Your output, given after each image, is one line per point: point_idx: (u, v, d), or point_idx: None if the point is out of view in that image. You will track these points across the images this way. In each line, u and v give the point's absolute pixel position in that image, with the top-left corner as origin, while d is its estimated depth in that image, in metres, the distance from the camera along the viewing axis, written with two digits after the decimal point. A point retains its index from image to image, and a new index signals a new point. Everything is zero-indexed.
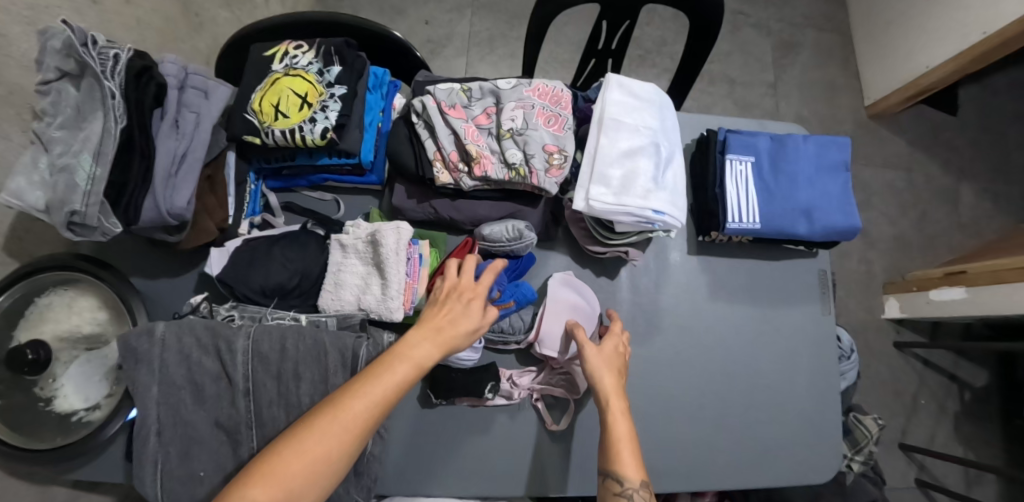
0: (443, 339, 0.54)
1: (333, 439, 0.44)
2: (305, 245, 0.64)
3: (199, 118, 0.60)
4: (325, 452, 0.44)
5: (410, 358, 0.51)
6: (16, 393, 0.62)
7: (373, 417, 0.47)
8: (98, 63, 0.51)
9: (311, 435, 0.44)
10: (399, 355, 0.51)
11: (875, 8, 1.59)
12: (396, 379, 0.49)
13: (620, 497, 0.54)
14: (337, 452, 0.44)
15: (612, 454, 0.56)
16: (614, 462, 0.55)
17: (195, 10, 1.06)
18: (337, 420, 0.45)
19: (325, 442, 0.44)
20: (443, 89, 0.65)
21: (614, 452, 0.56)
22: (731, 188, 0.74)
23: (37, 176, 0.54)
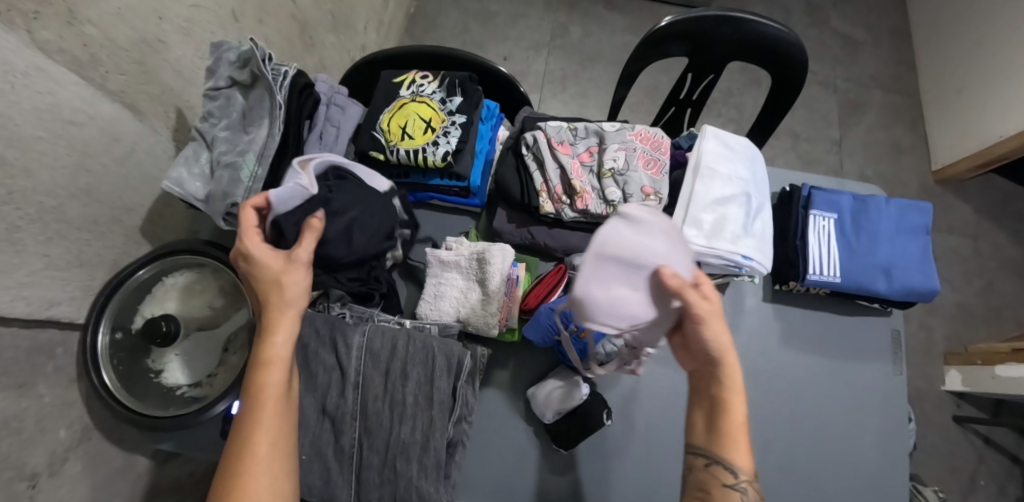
0: (286, 325, 0.52)
1: (272, 472, 0.48)
2: (374, 204, 0.62)
3: (338, 132, 0.70)
4: (274, 486, 0.48)
5: (272, 364, 0.51)
6: (135, 361, 0.71)
7: (281, 437, 0.50)
8: (271, 76, 0.60)
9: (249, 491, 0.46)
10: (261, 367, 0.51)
11: (945, 76, 1.61)
12: (278, 386, 0.51)
13: (730, 489, 0.51)
14: (279, 477, 0.49)
15: (721, 440, 0.52)
16: (728, 450, 0.51)
17: (311, 33, 1.17)
18: (254, 466, 0.47)
19: (268, 487, 0.47)
20: (553, 126, 0.72)
21: (732, 442, 0.52)
22: (813, 241, 0.76)
23: (196, 169, 0.61)
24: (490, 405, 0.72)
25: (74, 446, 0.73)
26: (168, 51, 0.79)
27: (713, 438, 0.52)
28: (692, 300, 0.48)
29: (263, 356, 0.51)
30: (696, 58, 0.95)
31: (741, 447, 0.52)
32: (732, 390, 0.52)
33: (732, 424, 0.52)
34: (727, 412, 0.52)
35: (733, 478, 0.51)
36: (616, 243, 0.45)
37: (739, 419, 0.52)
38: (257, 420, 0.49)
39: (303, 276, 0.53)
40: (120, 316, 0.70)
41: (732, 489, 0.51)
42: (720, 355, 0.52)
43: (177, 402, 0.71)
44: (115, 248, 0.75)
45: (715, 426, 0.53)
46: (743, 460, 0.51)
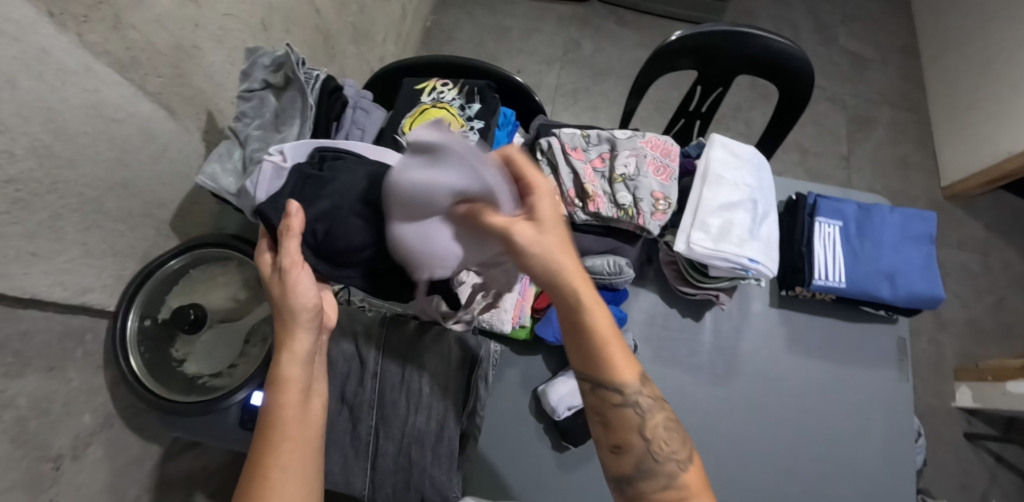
0: (299, 346, 0.54)
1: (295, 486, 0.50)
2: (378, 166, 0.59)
3: (363, 134, 0.72)
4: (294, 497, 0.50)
5: (287, 384, 0.52)
6: (160, 349, 0.74)
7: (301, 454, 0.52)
8: (304, 79, 0.64)
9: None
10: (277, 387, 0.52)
11: (952, 95, 1.63)
12: (295, 406, 0.52)
13: (623, 408, 0.53)
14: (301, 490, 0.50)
15: (607, 366, 0.53)
16: (612, 373, 0.53)
17: (333, 44, 1.23)
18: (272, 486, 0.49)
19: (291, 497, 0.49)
20: (567, 132, 0.75)
21: (605, 360, 0.53)
22: (819, 247, 0.77)
23: (229, 165, 0.64)
24: (501, 400, 0.73)
25: (97, 431, 0.76)
26: (202, 57, 0.84)
27: (585, 360, 0.54)
28: (514, 231, 0.48)
29: (278, 376, 0.52)
30: (705, 72, 0.99)
31: (618, 363, 0.53)
32: (591, 310, 0.51)
33: (603, 341, 0.52)
34: (593, 336, 0.52)
35: (620, 395, 0.53)
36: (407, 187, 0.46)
37: (605, 333, 0.52)
38: (274, 442, 0.50)
39: (306, 274, 0.54)
40: (149, 305, 0.73)
41: (625, 407, 0.53)
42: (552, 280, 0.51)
43: (200, 390, 0.74)
44: (146, 240, 0.78)
45: (589, 354, 0.53)
46: (625, 376, 0.53)
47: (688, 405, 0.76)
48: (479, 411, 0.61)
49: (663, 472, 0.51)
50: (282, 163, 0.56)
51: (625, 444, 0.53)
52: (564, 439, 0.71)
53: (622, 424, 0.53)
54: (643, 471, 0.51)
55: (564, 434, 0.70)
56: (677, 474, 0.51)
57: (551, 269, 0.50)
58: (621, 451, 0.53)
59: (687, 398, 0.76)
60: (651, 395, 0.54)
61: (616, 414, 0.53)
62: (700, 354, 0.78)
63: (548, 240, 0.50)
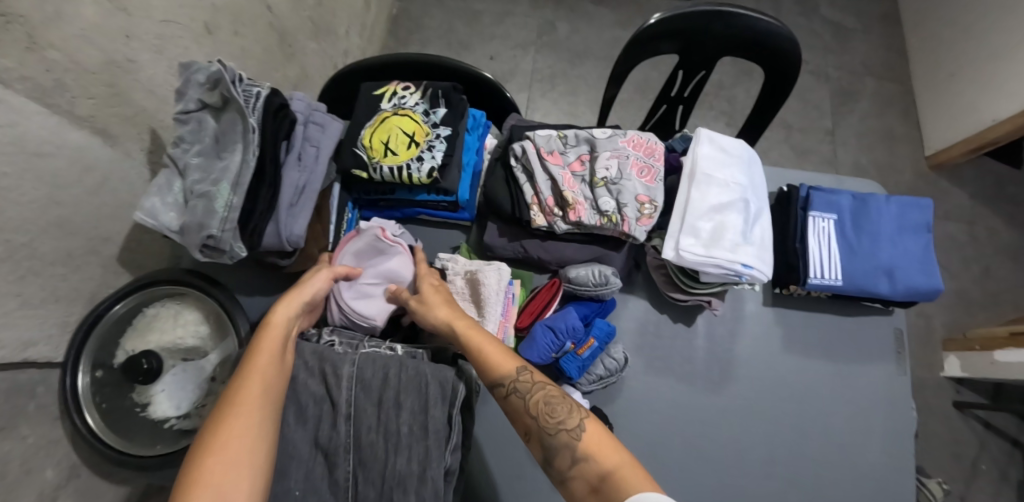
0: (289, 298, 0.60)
1: (246, 418, 0.49)
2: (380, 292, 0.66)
3: (318, 151, 0.65)
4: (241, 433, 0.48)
5: (270, 325, 0.56)
6: (119, 398, 0.68)
7: (270, 381, 0.53)
8: (243, 98, 0.57)
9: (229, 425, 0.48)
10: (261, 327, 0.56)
11: (936, 61, 1.60)
12: (275, 344, 0.55)
13: (511, 396, 0.54)
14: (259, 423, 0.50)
15: (481, 366, 0.56)
16: (487, 369, 0.55)
17: (290, 41, 1.14)
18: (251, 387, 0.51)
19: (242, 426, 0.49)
20: (542, 135, 0.69)
21: (485, 364, 0.56)
22: (813, 243, 0.74)
23: (170, 198, 0.59)
24: (491, 424, 0.70)
25: (62, 486, 0.71)
26: (139, 71, 0.76)
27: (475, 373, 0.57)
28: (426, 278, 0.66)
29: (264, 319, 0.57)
30: (687, 55, 0.93)
31: (494, 358, 0.56)
32: (472, 336, 0.58)
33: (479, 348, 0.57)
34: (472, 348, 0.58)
35: (502, 386, 0.55)
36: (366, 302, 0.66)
37: (482, 344, 0.58)
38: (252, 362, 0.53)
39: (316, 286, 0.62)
40: (102, 351, 0.67)
41: (510, 396, 0.54)
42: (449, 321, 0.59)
43: (168, 436, 0.69)
44: (93, 280, 0.72)
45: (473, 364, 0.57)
46: (500, 366, 0.55)
47: (685, 414, 0.74)
48: None
49: (562, 445, 0.51)
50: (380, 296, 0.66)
51: (527, 430, 0.54)
52: None
53: (514, 412, 0.54)
54: (551, 450, 0.51)
55: None
56: (573, 442, 0.50)
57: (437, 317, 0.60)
58: (529, 437, 0.54)
59: (684, 407, 0.74)
60: (531, 377, 0.55)
61: (506, 404, 0.54)
62: (694, 361, 0.75)
63: (433, 293, 0.63)
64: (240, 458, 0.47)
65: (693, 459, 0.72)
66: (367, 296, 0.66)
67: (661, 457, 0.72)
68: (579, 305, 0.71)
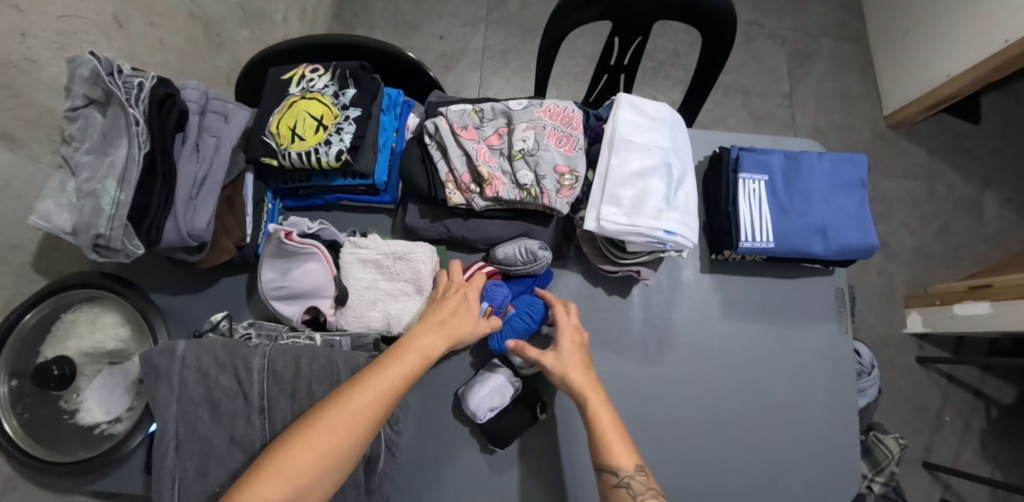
0: (441, 331, 0.58)
1: (337, 431, 0.46)
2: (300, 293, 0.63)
3: (220, 142, 0.62)
4: (340, 442, 0.46)
5: (404, 355, 0.53)
6: (43, 406, 0.66)
7: (363, 416, 0.48)
8: (123, 91, 0.54)
9: (320, 424, 0.46)
10: (394, 353, 0.53)
11: (891, 17, 1.58)
12: (411, 371, 0.53)
13: (618, 488, 0.56)
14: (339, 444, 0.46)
15: (601, 448, 0.58)
16: (608, 456, 0.57)
17: (217, 31, 1.09)
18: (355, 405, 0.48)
19: (328, 440, 0.46)
20: (456, 110, 0.67)
21: (610, 448, 0.57)
22: (744, 206, 0.73)
23: (64, 199, 0.56)
24: (426, 408, 0.69)
25: None
26: (39, 69, 0.72)
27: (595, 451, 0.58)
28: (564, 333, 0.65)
29: (402, 345, 0.54)
30: (619, 22, 0.90)
31: (612, 443, 0.58)
32: (601, 417, 0.59)
33: (603, 431, 0.58)
34: (594, 427, 0.59)
35: (615, 475, 0.56)
36: (291, 306, 0.64)
37: (607, 425, 0.59)
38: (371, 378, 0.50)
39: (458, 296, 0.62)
40: (18, 361, 0.66)
41: (619, 487, 0.56)
42: (582, 393, 0.61)
43: (97, 441, 0.68)
44: (6, 289, 0.70)
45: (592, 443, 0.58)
46: (622, 457, 0.57)
47: (624, 386, 0.73)
48: (389, 429, 0.58)
49: None
50: (302, 298, 0.64)
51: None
52: (491, 442, 0.67)
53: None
54: None
55: (493, 440, 0.66)
56: None
57: (569, 377, 0.62)
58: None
59: (622, 379, 0.73)
60: (647, 481, 0.56)
61: (613, 493, 0.56)
62: (631, 332, 0.75)
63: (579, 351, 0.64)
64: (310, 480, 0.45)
65: (634, 430, 0.72)
66: (294, 299, 0.64)
67: None
68: (513, 283, 0.71)
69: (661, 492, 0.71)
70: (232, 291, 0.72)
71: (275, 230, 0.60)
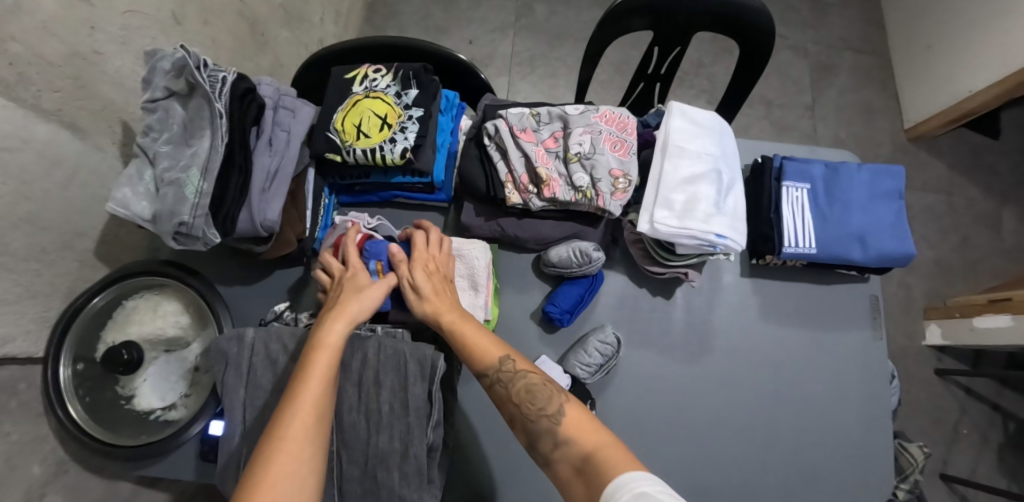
0: (345, 314, 0.56)
1: (308, 401, 0.48)
2: None
3: (290, 136, 0.64)
4: (313, 399, 0.49)
5: (325, 347, 0.53)
6: (103, 391, 0.68)
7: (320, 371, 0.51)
8: (208, 84, 0.56)
9: (303, 393, 0.49)
10: (314, 349, 0.53)
11: (912, 33, 1.61)
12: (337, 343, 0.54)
13: (495, 383, 0.56)
14: (316, 410, 0.49)
15: (474, 352, 0.57)
16: (475, 352, 0.57)
17: (261, 30, 1.12)
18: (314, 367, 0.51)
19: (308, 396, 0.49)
20: (514, 113, 0.69)
21: (474, 347, 0.58)
22: (787, 213, 0.75)
23: (141, 187, 0.58)
24: (475, 402, 0.71)
25: (50, 481, 0.72)
26: (106, 63, 0.75)
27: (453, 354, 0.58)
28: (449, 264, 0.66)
29: (319, 340, 0.53)
30: (660, 32, 0.93)
31: (482, 344, 0.58)
32: (459, 325, 0.59)
33: (455, 322, 0.59)
34: (453, 329, 0.59)
35: (489, 375, 0.56)
36: None
37: (467, 328, 0.59)
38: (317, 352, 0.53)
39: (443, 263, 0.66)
40: (82, 346, 0.68)
41: (495, 385, 0.56)
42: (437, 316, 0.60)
43: (152, 427, 0.69)
44: (69, 275, 0.72)
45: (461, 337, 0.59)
46: (491, 351, 0.57)
47: (666, 386, 0.75)
48: (447, 420, 0.59)
49: (544, 430, 0.53)
50: None
51: (512, 417, 0.56)
52: None
53: (499, 398, 0.56)
54: (534, 435, 0.54)
55: None
56: (554, 426, 0.53)
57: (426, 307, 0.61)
58: (514, 423, 0.56)
59: (665, 379, 0.75)
60: (514, 366, 0.57)
61: (492, 390, 0.56)
62: (674, 333, 0.77)
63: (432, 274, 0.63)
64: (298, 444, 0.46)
65: (675, 429, 0.74)
66: None
67: (643, 429, 0.73)
68: (571, 284, 0.72)
69: (701, 490, 0.73)
70: (287, 283, 0.74)
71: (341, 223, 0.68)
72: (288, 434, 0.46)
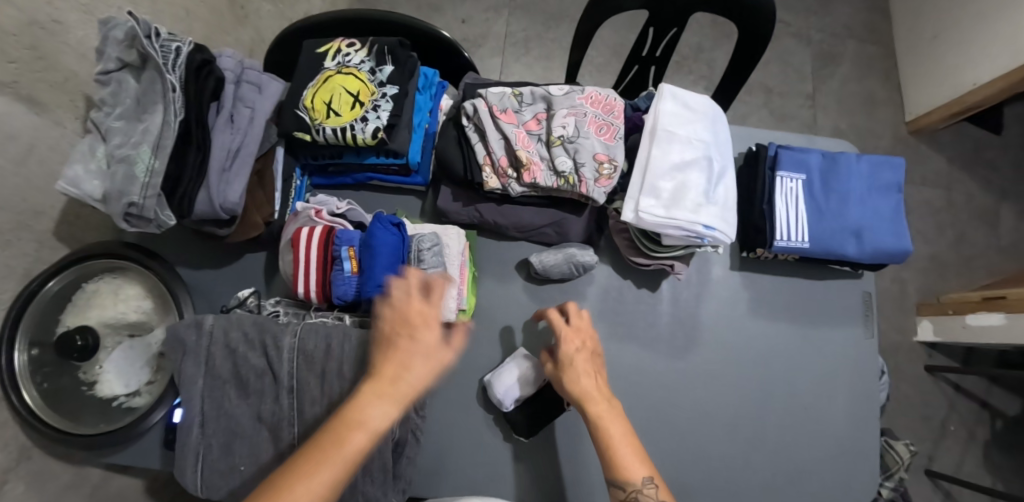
0: (395, 395, 0.48)
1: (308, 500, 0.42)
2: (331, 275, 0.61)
3: (254, 113, 0.60)
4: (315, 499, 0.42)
5: (365, 427, 0.46)
6: (62, 377, 0.66)
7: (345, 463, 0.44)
8: (160, 55, 0.52)
9: (318, 474, 0.43)
10: (351, 426, 0.45)
11: (919, 22, 1.55)
12: (349, 450, 0.44)
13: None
14: None
15: (610, 462, 0.53)
16: (619, 469, 0.53)
17: (241, 3, 1.07)
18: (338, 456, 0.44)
19: (325, 480, 0.43)
20: (495, 92, 0.65)
21: (617, 460, 0.53)
22: (781, 205, 0.72)
23: (93, 165, 0.54)
24: (451, 394, 0.68)
25: (11, 467, 0.70)
26: (65, 32, 0.70)
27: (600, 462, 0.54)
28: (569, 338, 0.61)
29: (359, 416, 0.46)
30: (655, 12, 0.88)
31: (629, 458, 0.53)
32: (608, 426, 0.55)
33: (609, 440, 0.54)
34: (604, 438, 0.54)
35: (624, 490, 0.52)
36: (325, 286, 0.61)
37: (616, 435, 0.54)
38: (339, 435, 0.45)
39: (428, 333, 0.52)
40: (40, 329, 0.64)
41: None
42: (582, 404, 0.56)
43: (116, 414, 0.67)
44: (27, 256, 0.69)
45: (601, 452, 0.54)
46: (631, 471, 0.53)
47: (649, 380, 0.73)
48: (416, 414, 0.57)
49: None
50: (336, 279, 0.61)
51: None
52: (516, 431, 0.66)
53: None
54: None
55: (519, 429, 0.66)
56: None
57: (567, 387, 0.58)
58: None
59: (648, 374, 0.73)
60: (657, 494, 0.52)
61: None
62: (659, 327, 0.74)
63: (582, 358, 0.60)
64: None
65: (657, 425, 0.72)
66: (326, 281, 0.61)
67: None
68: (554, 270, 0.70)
69: (681, 489, 0.71)
70: (256, 268, 0.71)
71: (305, 209, 0.63)
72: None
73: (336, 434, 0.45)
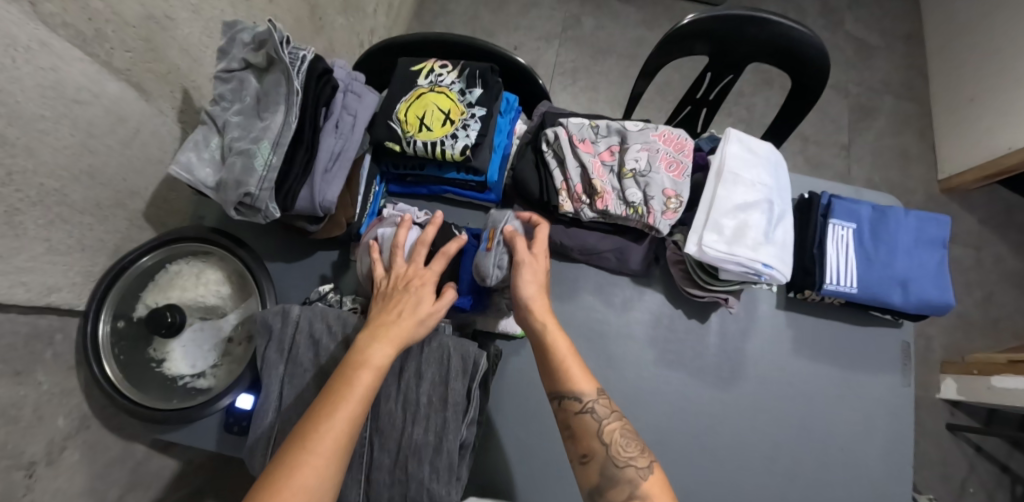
0: (394, 337, 0.54)
1: (340, 423, 0.48)
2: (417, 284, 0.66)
3: (355, 121, 0.65)
4: (340, 432, 0.47)
5: (371, 365, 0.52)
6: (136, 352, 0.68)
7: (361, 396, 0.50)
8: (289, 60, 0.56)
9: (340, 410, 0.48)
10: (356, 365, 0.52)
11: (956, 85, 1.60)
12: (365, 391, 0.50)
13: (583, 414, 0.57)
14: (336, 450, 0.47)
15: (564, 377, 0.58)
16: (572, 383, 0.58)
17: (320, 14, 1.13)
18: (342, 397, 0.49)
19: (346, 414, 0.48)
20: (575, 122, 0.70)
21: (570, 373, 0.58)
22: (831, 251, 0.75)
23: (206, 154, 0.58)
24: (504, 403, 0.71)
25: (72, 434, 0.72)
26: (176, 29, 0.74)
27: (551, 376, 0.59)
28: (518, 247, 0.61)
29: (364, 356, 0.52)
30: (717, 58, 0.93)
31: (579, 373, 0.58)
32: (557, 343, 0.59)
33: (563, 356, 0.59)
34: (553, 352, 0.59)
35: (580, 402, 0.57)
36: None
37: (563, 348, 0.59)
38: (343, 396, 0.49)
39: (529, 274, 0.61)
40: (123, 303, 0.68)
41: (584, 414, 0.57)
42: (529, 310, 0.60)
43: (179, 394, 0.69)
44: (118, 233, 0.73)
45: (552, 368, 0.59)
46: (584, 385, 0.58)
47: (692, 408, 0.75)
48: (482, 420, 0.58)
49: (625, 479, 0.54)
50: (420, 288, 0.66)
51: (588, 452, 0.56)
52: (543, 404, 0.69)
53: (584, 431, 0.57)
54: (608, 478, 0.54)
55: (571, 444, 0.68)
56: (638, 480, 0.53)
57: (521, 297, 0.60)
58: (587, 460, 0.56)
59: (692, 402, 0.75)
60: (608, 404, 0.58)
61: (578, 420, 0.57)
62: (705, 357, 0.76)
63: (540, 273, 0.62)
64: (324, 465, 0.46)
65: (696, 453, 0.74)
66: None
67: (667, 449, 0.73)
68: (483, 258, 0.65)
69: None
70: (329, 265, 0.75)
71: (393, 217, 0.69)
72: (317, 446, 0.46)
73: (346, 372, 0.51)
